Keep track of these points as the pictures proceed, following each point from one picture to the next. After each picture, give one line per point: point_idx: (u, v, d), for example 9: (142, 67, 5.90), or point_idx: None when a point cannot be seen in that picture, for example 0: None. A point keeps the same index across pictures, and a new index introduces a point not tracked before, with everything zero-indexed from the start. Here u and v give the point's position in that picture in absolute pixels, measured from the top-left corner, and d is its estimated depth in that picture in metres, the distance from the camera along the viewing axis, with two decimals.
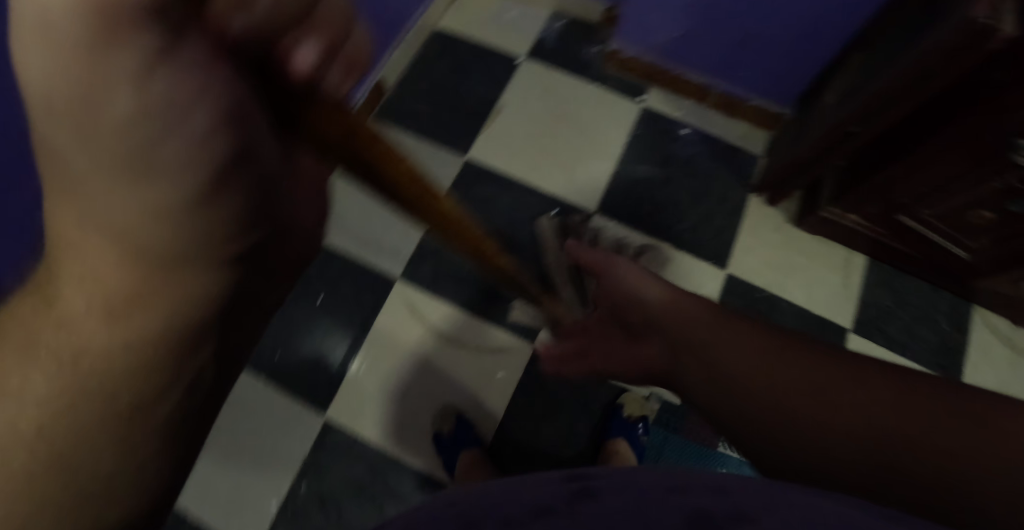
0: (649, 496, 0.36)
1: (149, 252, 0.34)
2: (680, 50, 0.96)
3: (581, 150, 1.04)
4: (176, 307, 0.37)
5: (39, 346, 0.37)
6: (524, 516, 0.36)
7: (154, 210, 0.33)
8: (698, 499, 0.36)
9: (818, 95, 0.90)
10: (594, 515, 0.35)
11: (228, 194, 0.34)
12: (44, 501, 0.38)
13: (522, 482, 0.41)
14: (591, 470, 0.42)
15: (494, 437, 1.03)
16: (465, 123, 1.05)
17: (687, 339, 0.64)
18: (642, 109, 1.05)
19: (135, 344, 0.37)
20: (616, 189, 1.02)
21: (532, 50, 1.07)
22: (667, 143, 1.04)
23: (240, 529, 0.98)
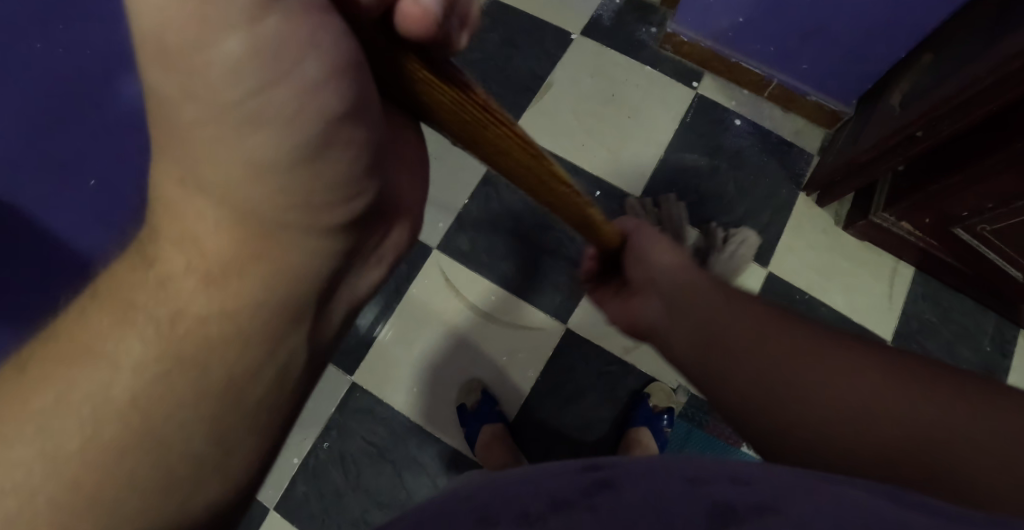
0: (664, 488, 0.35)
1: (253, 214, 0.37)
2: (740, 37, 0.92)
3: (628, 133, 1.02)
4: (274, 273, 0.40)
5: (137, 310, 0.39)
6: (538, 507, 0.36)
7: (255, 169, 0.35)
8: (719, 492, 0.34)
9: (882, 96, 0.86)
10: (609, 509, 0.34)
11: (330, 160, 0.35)
12: (137, 478, 0.38)
13: (539, 474, 0.40)
14: (608, 459, 0.42)
15: (517, 414, 1.03)
16: (513, 96, 1.04)
17: (701, 306, 0.59)
18: (695, 95, 1.02)
19: (231, 305, 0.40)
20: (661, 176, 1.00)
21: (586, 26, 1.05)
22: (718, 133, 1.01)
23: (323, 507, 0.99)
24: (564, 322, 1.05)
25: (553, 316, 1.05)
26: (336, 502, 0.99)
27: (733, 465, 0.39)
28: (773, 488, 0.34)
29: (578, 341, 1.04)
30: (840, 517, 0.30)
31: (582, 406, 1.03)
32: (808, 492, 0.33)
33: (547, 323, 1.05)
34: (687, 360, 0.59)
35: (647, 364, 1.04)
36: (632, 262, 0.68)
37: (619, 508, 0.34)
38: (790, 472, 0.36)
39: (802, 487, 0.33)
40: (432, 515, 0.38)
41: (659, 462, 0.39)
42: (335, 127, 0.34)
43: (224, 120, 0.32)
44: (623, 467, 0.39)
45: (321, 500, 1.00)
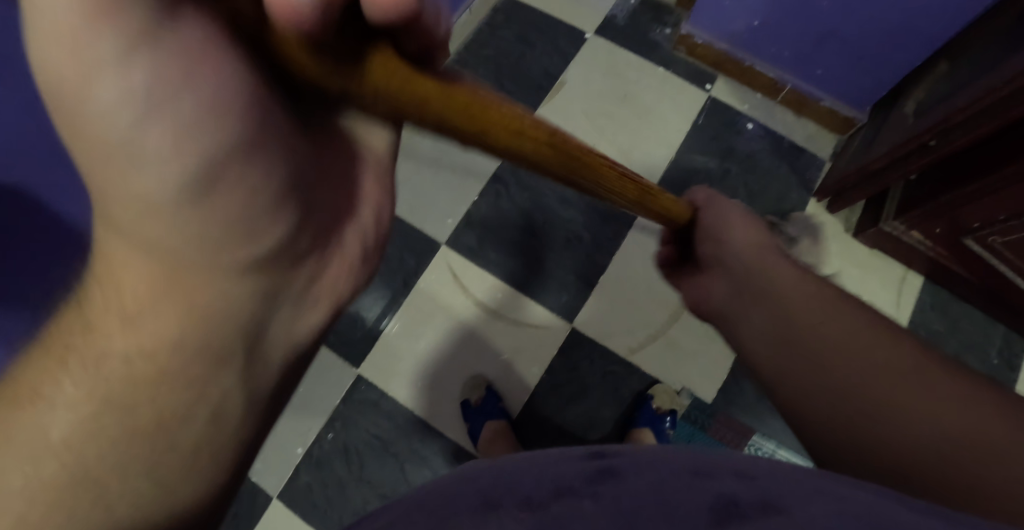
0: (669, 480, 0.36)
1: (169, 253, 0.37)
2: (755, 40, 0.92)
3: (640, 134, 1.02)
4: (195, 311, 0.40)
5: (70, 357, 0.39)
6: (539, 494, 0.36)
7: (157, 204, 0.35)
8: (722, 486, 0.34)
9: (896, 103, 0.86)
10: (613, 493, 0.35)
11: (247, 188, 0.37)
12: (66, 502, 0.38)
13: (543, 459, 0.41)
14: (613, 448, 0.42)
15: (521, 411, 1.03)
16: (525, 94, 1.04)
17: (771, 288, 0.60)
18: (707, 98, 1.02)
19: (158, 342, 0.39)
20: (672, 177, 1.00)
21: (600, 26, 1.05)
22: (729, 136, 1.01)
23: (312, 478, 1.00)
24: (570, 320, 1.05)
25: (560, 315, 1.05)
26: (339, 493, 1.00)
27: (741, 462, 0.40)
28: (777, 486, 0.35)
29: (583, 340, 1.05)
30: (843, 513, 0.31)
31: (586, 405, 1.03)
32: (812, 492, 0.34)
33: (553, 321, 1.05)
34: (752, 346, 0.61)
35: (652, 365, 1.04)
36: (706, 240, 0.67)
37: (622, 496, 0.35)
38: (797, 474, 0.37)
39: (808, 488, 0.34)
40: (431, 499, 0.38)
41: (667, 455, 0.40)
42: (240, 151, 0.35)
43: (112, 164, 0.33)
44: (627, 457, 0.39)
45: (324, 491, 1.00)
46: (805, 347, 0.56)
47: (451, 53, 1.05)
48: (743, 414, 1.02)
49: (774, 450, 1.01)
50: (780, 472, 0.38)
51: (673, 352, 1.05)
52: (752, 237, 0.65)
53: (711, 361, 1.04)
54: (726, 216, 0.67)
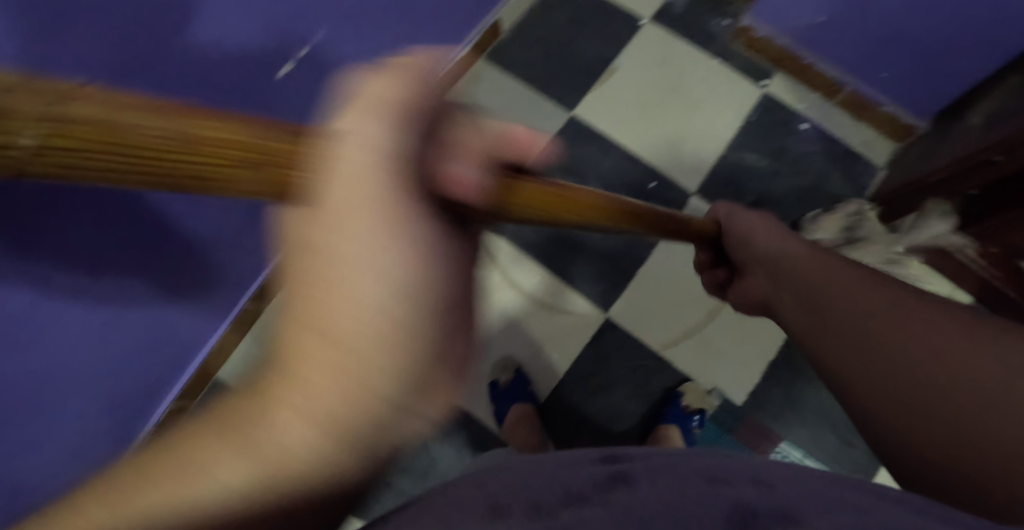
0: (688, 491, 0.35)
1: (366, 371, 0.33)
2: (818, 37, 0.89)
3: (690, 127, 0.99)
4: (356, 439, 0.33)
5: (245, 434, 0.32)
6: (556, 501, 0.35)
7: (384, 308, 0.32)
8: (742, 495, 0.34)
9: (961, 114, 0.82)
10: (627, 504, 0.34)
11: (438, 324, 0.34)
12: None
13: (555, 462, 0.40)
14: (627, 451, 0.41)
15: (548, 397, 1.03)
16: (576, 79, 1.02)
17: (798, 277, 0.65)
18: (763, 94, 0.99)
19: (324, 456, 0.33)
20: (719, 174, 0.98)
21: (657, 12, 1.02)
22: (782, 135, 0.98)
23: None
24: (605, 310, 1.04)
25: (593, 303, 1.05)
26: None
27: (753, 464, 0.40)
28: (793, 495, 0.34)
29: (615, 332, 1.04)
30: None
31: (612, 397, 1.03)
32: (829, 502, 0.34)
33: (587, 310, 1.04)
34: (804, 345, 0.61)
35: (684, 362, 1.03)
36: (738, 247, 0.75)
37: (636, 506, 0.34)
38: (817, 481, 0.37)
39: (827, 501, 0.34)
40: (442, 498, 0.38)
41: (682, 458, 0.40)
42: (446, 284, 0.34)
43: (347, 254, 0.32)
44: (639, 463, 0.39)
45: None
46: (857, 333, 0.56)
47: (503, 32, 1.03)
48: (771, 420, 1.00)
49: (801, 459, 0.99)
50: (797, 475, 0.38)
51: (706, 351, 1.03)
52: (775, 237, 0.71)
53: (744, 363, 1.02)
54: (748, 224, 0.75)
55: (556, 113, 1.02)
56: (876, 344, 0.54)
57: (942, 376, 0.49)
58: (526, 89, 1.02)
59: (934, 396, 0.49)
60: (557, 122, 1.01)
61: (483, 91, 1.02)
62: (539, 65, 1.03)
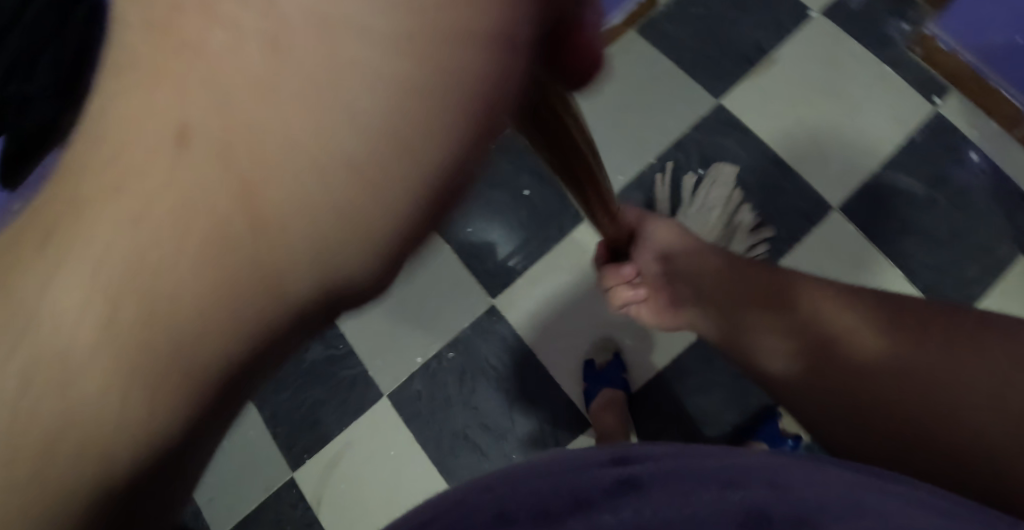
0: (700, 495, 0.40)
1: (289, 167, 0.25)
2: (1013, 60, 0.79)
3: (845, 136, 0.91)
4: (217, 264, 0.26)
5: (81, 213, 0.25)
6: (564, 508, 0.40)
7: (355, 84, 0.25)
8: (754, 496, 0.39)
9: None
10: (639, 506, 0.40)
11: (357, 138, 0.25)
12: None
13: (572, 464, 0.46)
14: (636, 454, 0.47)
15: (640, 387, 1.01)
16: (730, 65, 0.96)
17: (736, 289, 0.70)
18: (934, 113, 0.89)
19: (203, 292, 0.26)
20: (866, 192, 0.89)
21: (830, 5, 0.94)
22: (946, 162, 0.88)
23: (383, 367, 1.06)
24: None
25: None
26: (444, 409, 1.04)
27: (774, 461, 0.45)
28: (809, 498, 0.39)
29: None
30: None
31: (703, 403, 0.99)
32: (849, 501, 0.39)
33: None
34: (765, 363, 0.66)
35: None
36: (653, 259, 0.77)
37: (644, 510, 0.39)
38: (837, 483, 0.41)
39: (850, 505, 0.38)
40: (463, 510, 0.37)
41: (692, 452, 0.46)
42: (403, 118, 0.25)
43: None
44: (647, 467, 0.44)
45: (430, 403, 1.04)
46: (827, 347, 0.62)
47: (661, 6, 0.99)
48: None
49: None
50: (814, 479, 0.42)
51: None
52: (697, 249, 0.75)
53: None
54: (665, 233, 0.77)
55: (703, 98, 0.96)
56: (853, 360, 0.60)
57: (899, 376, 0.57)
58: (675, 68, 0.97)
59: (913, 405, 0.55)
60: (703, 107, 0.96)
61: (626, 63, 0.99)
62: (693, 46, 0.97)
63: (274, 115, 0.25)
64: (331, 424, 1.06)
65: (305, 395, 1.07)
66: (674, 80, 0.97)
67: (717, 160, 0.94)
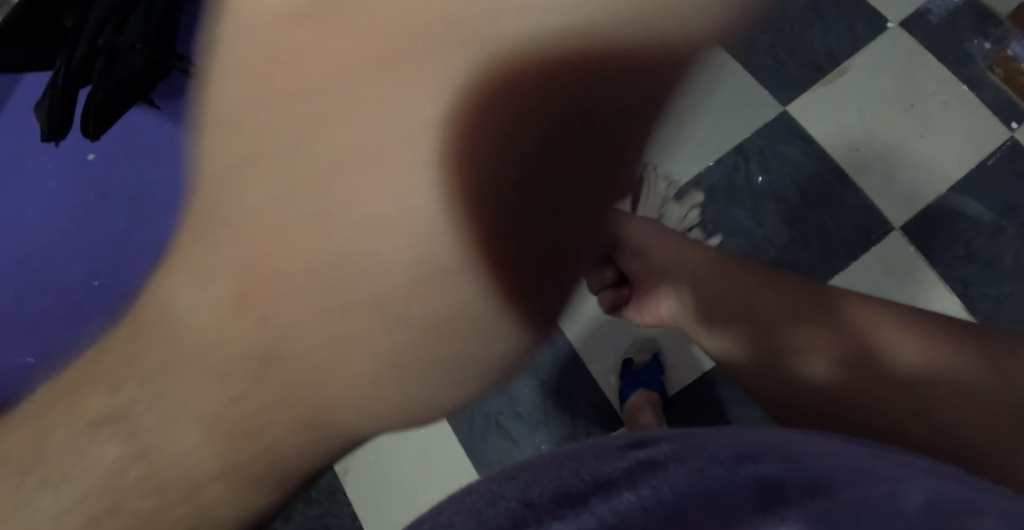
0: (714, 471, 0.39)
1: None
2: None
3: (913, 153, 0.88)
4: None
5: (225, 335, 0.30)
6: (586, 488, 0.40)
7: None
8: (768, 468, 0.39)
9: None
10: (655, 483, 0.39)
11: None
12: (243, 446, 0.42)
13: (589, 449, 0.46)
14: (653, 436, 0.46)
15: (677, 391, 1.00)
16: (799, 72, 0.94)
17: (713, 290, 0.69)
18: (1009, 137, 0.86)
19: None
20: (930, 214, 0.86)
21: (910, 17, 0.91)
22: (1018, 191, 0.85)
23: None
24: None
25: None
26: None
27: (777, 434, 0.44)
28: (821, 467, 0.39)
29: None
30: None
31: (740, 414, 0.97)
32: (855, 469, 0.39)
33: None
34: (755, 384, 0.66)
35: None
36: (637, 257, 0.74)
37: (662, 488, 0.39)
38: (846, 453, 0.41)
39: (858, 473, 0.38)
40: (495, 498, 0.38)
41: (704, 433, 0.45)
42: None
43: None
44: (664, 448, 0.43)
45: None
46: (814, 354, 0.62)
47: None
48: None
49: None
50: (823, 452, 0.41)
51: None
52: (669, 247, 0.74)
53: None
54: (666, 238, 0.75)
55: (768, 103, 0.94)
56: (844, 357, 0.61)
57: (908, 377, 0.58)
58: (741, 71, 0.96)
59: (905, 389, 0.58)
60: (767, 113, 0.94)
61: None
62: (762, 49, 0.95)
63: None
64: None
65: None
66: (739, 82, 0.95)
67: (777, 168, 0.92)
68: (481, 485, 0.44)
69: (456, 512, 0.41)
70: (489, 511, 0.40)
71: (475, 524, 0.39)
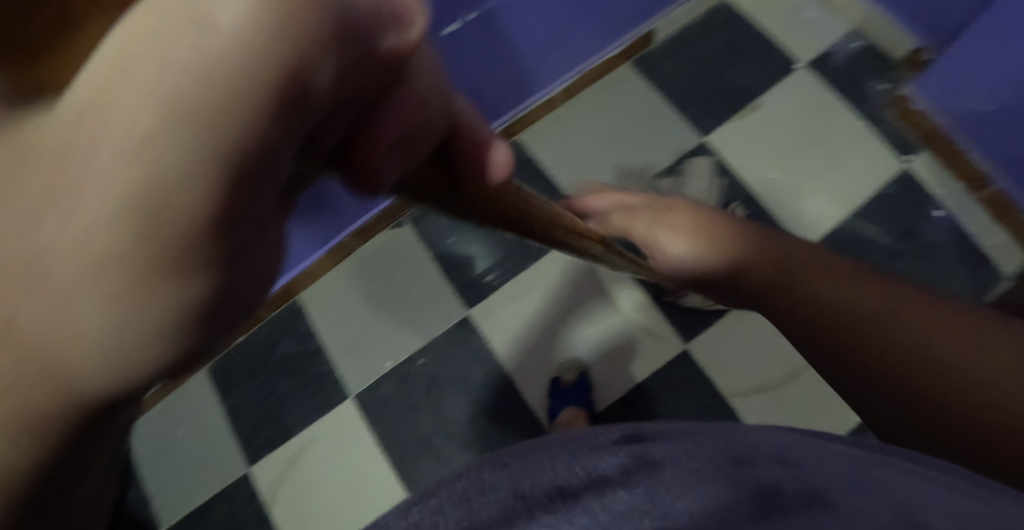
0: (712, 468, 0.33)
1: None
2: (980, 127, 0.86)
3: (819, 184, 0.97)
4: None
5: None
6: (578, 486, 0.35)
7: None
8: (766, 473, 0.32)
9: None
10: (652, 484, 0.33)
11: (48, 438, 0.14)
12: None
13: (584, 441, 0.39)
14: (652, 432, 0.39)
15: (605, 407, 1.03)
16: (717, 106, 1.01)
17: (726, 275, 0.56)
18: (905, 168, 0.95)
19: None
20: (835, 238, 0.94)
21: (816, 59, 1.00)
22: (915, 217, 0.93)
23: (354, 367, 1.07)
24: (687, 340, 1.04)
25: (675, 331, 1.05)
26: (410, 413, 1.05)
27: (789, 437, 0.37)
28: (825, 475, 0.31)
29: (690, 365, 1.03)
30: (899, 505, 0.28)
31: None
32: (862, 480, 0.31)
33: (668, 335, 1.05)
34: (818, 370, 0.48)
35: (749, 413, 1.00)
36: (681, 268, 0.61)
37: (659, 488, 0.33)
38: (849, 461, 0.33)
39: (856, 480, 0.31)
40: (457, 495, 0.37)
41: (709, 429, 0.38)
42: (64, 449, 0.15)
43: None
44: (664, 442, 0.37)
45: (397, 407, 1.05)
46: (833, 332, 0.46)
47: (656, 41, 1.03)
48: None
49: None
50: (820, 456, 0.34)
51: (775, 411, 1.00)
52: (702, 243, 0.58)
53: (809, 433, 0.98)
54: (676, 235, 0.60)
55: (688, 135, 1.01)
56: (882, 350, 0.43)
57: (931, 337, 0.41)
58: (664, 104, 1.02)
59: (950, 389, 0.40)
60: (687, 143, 1.01)
61: (621, 96, 1.03)
62: (685, 84, 1.02)
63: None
64: (295, 419, 1.06)
65: (270, 390, 1.07)
66: (662, 115, 1.02)
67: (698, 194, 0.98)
68: (460, 478, 0.39)
69: (445, 498, 0.37)
70: (478, 501, 0.36)
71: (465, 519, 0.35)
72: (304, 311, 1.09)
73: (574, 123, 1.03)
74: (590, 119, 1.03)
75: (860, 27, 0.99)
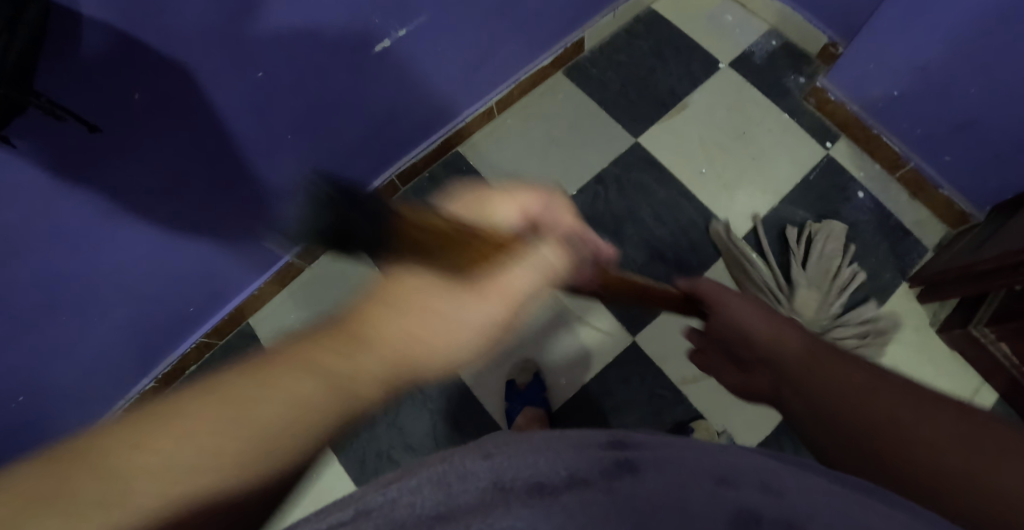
0: (693, 488, 0.35)
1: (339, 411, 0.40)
2: (891, 112, 0.94)
3: (746, 174, 1.02)
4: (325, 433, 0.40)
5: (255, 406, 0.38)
6: (559, 482, 0.35)
7: (442, 349, 0.44)
8: (745, 498, 0.34)
9: (1011, 217, 0.84)
10: (631, 494, 0.35)
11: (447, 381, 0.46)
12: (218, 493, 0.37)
13: (567, 441, 0.40)
14: (636, 440, 0.41)
15: (562, 406, 1.05)
16: (649, 107, 1.06)
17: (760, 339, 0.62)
18: (826, 155, 1.02)
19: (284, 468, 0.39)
20: (767, 225, 1.00)
21: (736, 58, 1.07)
22: (839, 200, 1.01)
23: None
24: (636, 333, 1.08)
25: (624, 326, 1.08)
26: (369, 431, 1.04)
27: (762, 462, 0.40)
28: (801, 505, 0.34)
29: (641, 357, 1.07)
30: None
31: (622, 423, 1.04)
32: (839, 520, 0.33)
33: (618, 331, 1.08)
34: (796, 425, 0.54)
35: (700, 398, 1.05)
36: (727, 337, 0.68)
37: (639, 498, 0.34)
38: (828, 491, 0.36)
39: (839, 518, 0.33)
40: (430, 481, 0.36)
41: (684, 446, 0.41)
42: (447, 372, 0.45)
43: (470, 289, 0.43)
44: (646, 453, 0.39)
45: None
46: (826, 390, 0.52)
47: (586, 49, 1.08)
48: None
49: None
50: (800, 484, 0.37)
51: (724, 394, 1.04)
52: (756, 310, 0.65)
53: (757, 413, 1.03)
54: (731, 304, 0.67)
55: (623, 136, 1.05)
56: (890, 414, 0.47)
57: (895, 403, 0.48)
58: (600, 108, 1.06)
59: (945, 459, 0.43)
60: (623, 144, 1.05)
61: (556, 102, 1.07)
62: (617, 88, 1.07)
63: (435, 325, 0.43)
64: None
65: None
66: (598, 118, 1.06)
67: (640, 193, 1.02)
68: (445, 462, 0.39)
69: (424, 479, 0.37)
70: (458, 486, 0.36)
71: (441, 499, 0.35)
72: (254, 335, 1.04)
73: (514, 131, 1.06)
74: (529, 126, 1.06)
75: (774, 28, 1.07)
